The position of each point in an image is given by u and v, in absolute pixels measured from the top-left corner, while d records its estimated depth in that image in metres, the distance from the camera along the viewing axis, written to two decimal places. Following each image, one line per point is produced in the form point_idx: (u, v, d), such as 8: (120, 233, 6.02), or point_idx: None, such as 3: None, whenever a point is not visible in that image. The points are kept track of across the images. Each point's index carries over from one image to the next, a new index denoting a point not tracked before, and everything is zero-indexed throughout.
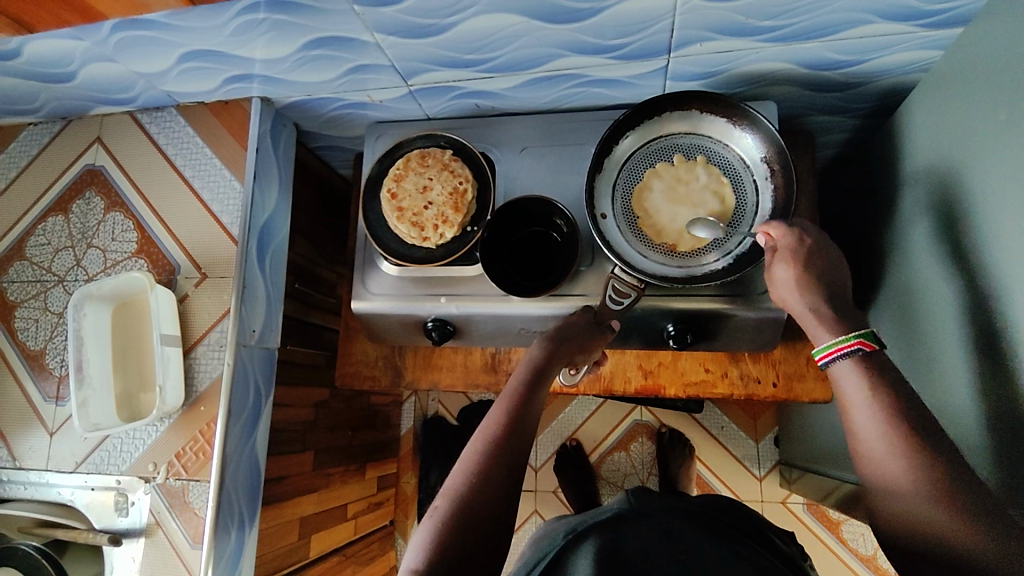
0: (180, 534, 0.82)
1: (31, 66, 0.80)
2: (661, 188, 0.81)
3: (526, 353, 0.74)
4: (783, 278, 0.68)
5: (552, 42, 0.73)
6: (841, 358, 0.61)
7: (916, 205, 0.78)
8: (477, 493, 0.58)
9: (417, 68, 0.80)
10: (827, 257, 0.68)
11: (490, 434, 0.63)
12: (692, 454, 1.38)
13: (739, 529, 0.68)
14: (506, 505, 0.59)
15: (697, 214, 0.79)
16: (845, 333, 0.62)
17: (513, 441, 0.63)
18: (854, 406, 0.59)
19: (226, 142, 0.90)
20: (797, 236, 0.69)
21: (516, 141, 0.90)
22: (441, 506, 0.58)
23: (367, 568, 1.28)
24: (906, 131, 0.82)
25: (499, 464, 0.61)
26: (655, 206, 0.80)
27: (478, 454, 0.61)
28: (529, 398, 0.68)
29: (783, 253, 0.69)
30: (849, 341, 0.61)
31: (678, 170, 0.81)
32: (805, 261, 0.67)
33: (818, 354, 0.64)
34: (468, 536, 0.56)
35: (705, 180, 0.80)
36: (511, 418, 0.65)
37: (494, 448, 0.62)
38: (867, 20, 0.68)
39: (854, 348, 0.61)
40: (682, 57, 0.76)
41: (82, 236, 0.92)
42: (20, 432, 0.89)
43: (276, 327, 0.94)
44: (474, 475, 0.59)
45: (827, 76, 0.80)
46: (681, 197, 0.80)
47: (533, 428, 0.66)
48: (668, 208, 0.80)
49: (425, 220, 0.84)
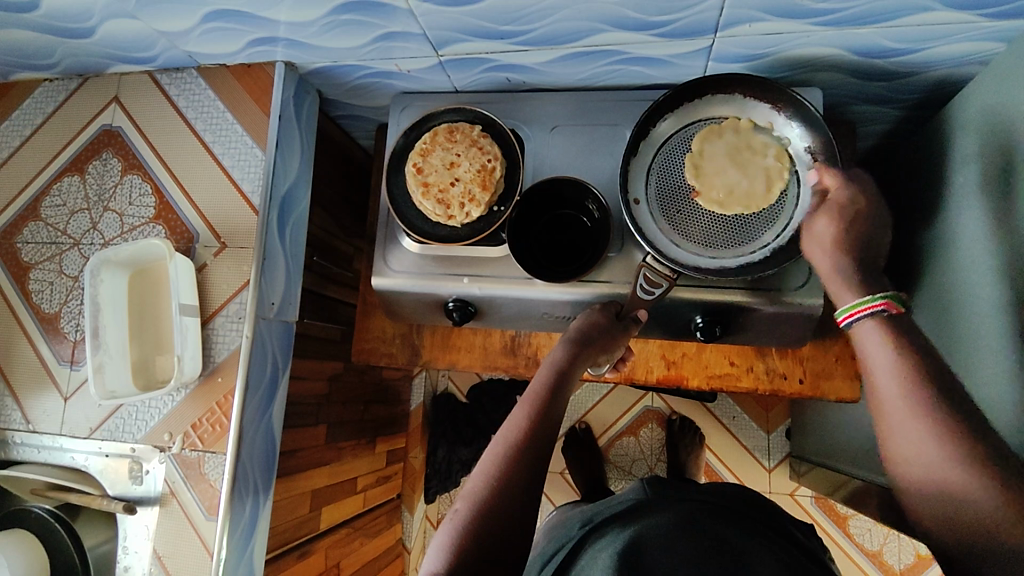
0: (194, 504, 0.81)
1: (49, 20, 0.77)
2: (724, 145, 0.76)
3: (549, 353, 0.73)
4: (822, 234, 0.66)
5: (594, 15, 0.70)
6: (864, 318, 0.59)
7: (961, 205, 0.75)
8: (498, 497, 0.57)
9: (450, 38, 0.76)
10: (877, 219, 0.66)
11: (512, 436, 0.62)
12: (702, 442, 1.37)
13: (766, 525, 0.68)
14: (527, 511, 0.58)
15: (741, 182, 0.75)
16: (872, 294, 0.60)
17: (535, 445, 0.62)
18: (876, 369, 0.57)
19: (247, 107, 0.87)
20: (850, 194, 0.66)
21: (547, 119, 0.87)
22: (463, 509, 0.57)
23: (374, 541, 1.29)
24: (956, 125, 0.78)
25: (521, 468, 0.60)
26: (703, 179, 0.76)
27: (499, 459, 0.60)
28: (552, 398, 0.67)
29: (829, 206, 0.66)
30: (874, 301, 0.59)
31: (748, 140, 0.76)
32: (850, 221, 0.65)
33: (841, 313, 0.62)
34: (487, 543, 0.55)
35: (770, 161, 0.75)
36: (533, 420, 0.64)
37: (516, 453, 0.60)
38: (929, 7, 0.65)
39: (879, 309, 0.59)
40: (728, 38, 0.73)
41: (99, 199, 0.90)
42: (33, 395, 0.88)
43: (294, 299, 0.92)
44: (495, 478, 0.59)
45: (877, 65, 0.77)
46: (739, 163, 0.76)
47: (555, 431, 0.65)
48: (718, 180, 0.76)
49: (451, 197, 0.81)
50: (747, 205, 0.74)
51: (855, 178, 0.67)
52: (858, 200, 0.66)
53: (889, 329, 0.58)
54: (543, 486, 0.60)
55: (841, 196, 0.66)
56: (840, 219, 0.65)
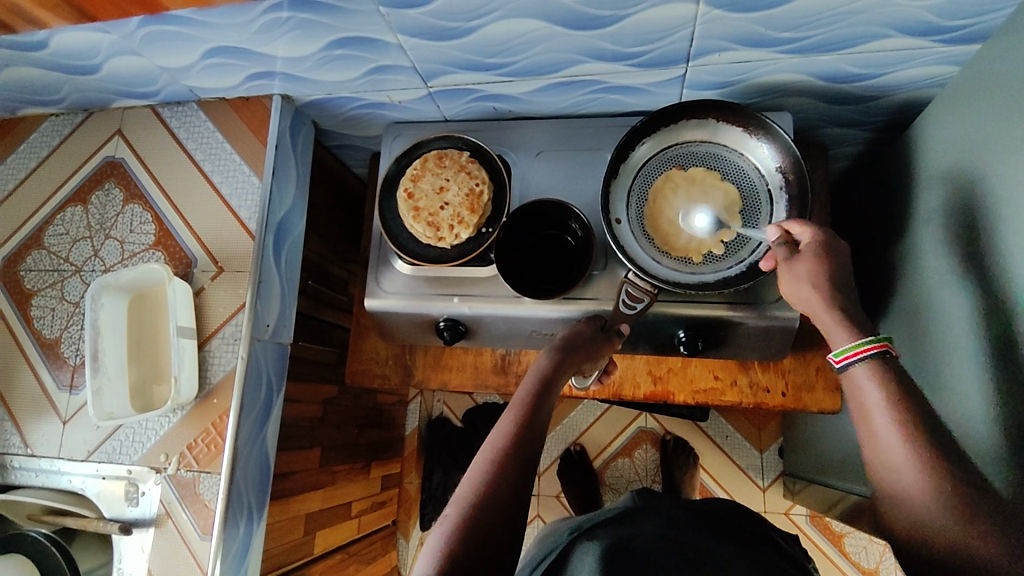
0: (189, 525, 0.82)
1: (57, 58, 0.81)
2: (716, 207, 0.80)
3: (535, 362, 0.75)
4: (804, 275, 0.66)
5: (572, 47, 0.74)
6: (858, 362, 0.59)
7: (927, 221, 0.79)
8: (487, 501, 0.59)
9: (437, 70, 0.81)
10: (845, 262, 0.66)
11: (500, 443, 0.64)
12: (695, 462, 1.40)
13: (747, 531, 0.69)
14: (515, 516, 0.59)
15: (692, 205, 0.81)
16: (868, 336, 0.59)
17: (522, 452, 0.63)
18: (873, 412, 0.57)
19: (245, 137, 0.91)
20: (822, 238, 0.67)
21: (532, 145, 0.91)
22: (452, 513, 0.58)
23: (368, 568, 1.28)
24: (920, 145, 0.82)
25: (509, 473, 0.61)
26: (680, 190, 0.81)
27: (488, 464, 0.62)
28: (539, 406, 0.69)
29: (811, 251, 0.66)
30: (868, 344, 0.59)
31: (712, 220, 0.79)
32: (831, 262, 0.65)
33: (837, 355, 0.61)
34: (476, 544, 0.56)
35: (696, 235, 0.80)
36: (521, 427, 0.66)
37: (503, 460, 0.62)
38: (884, 34, 0.69)
39: (871, 352, 0.58)
40: (699, 66, 0.77)
41: (100, 227, 0.93)
42: (32, 420, 0.89)
43: (290, 322, 0.95)
44: (484, 483, 0.60)
45: (842, 89, 0.81)
46: (702, 215, 0.80)
47: (540, 438, 0.67)
48: (690, 198, 0.81)
49: (441, 220, 0.84)
50: (662, 210, 0.81)
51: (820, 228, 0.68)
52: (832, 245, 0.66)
53: (884, 372, 0.58)
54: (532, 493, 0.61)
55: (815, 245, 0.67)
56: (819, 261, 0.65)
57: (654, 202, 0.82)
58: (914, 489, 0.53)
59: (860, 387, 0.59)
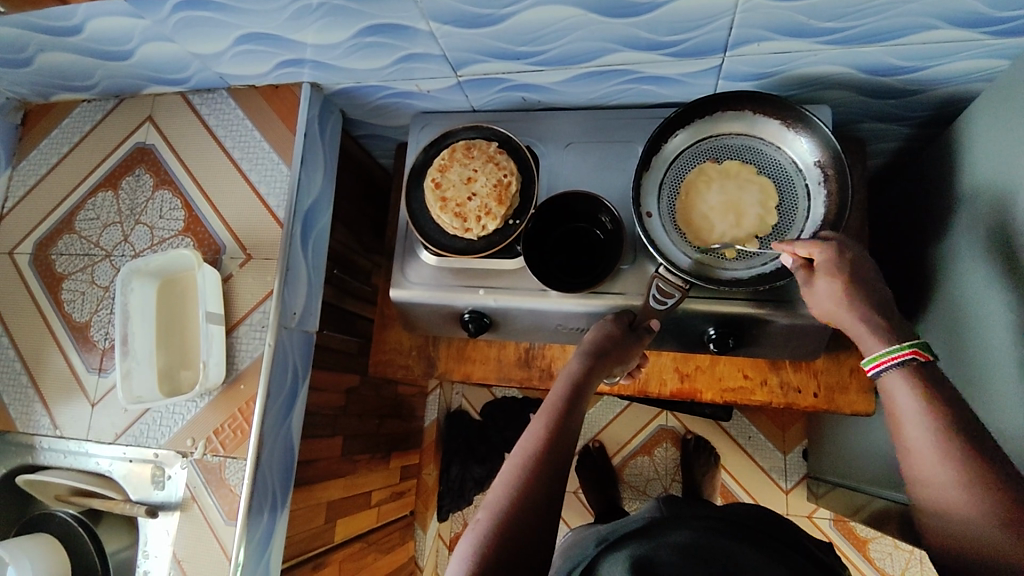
0: (215, 510, 0.82)
1: (91, 43, 0.82)
2: (753, 200, 0.78)
3: (565, 366, 0.74)
4: (826, 292, 0.66)
5: (607, 36, 0.73)
6: (891, 368, 0.60)
7: (970, 219, 0.76)
8: (518, 507, 0.58)
9: (468, 59, 0.80)
10: (867, 273, 0.66)
11: (531, 447, 0.63)
12: (716, 462, 1.37)
13: (779, 541, 0.67)
14: (546, 521, 0.58)
15: (728, 199, 0.79)
16: (899, 342, 0.60)
17: (555, 457, 0.63)
18: (904, 416, 0.57)
19: (275, 125, 0.91)
20: (836, 250, 0.66)
21: (561, 136, 0.90)
22: (484, 519, 0.58)
23: (386, 558, 1.28)
24: (964, 141, 0.80)
25: (541, 478, 0.60)
26: (714, 184, 0.79)
27: (519, 469, 0.61)
28: (570, 410, 0.68)
29: (824, 266, 0.66)
30: (901, 350, 0.60)
31: (749, 213, 0.78)
32: (849, 276, 0.65)
33: (868, 363, 0.62)
34: (509, 550, 0.55)
35: (732, 231, 0.78)
36: (551, 431, 0.65)
37: (533, 464, 0.61)
38: (932, 25, 0.67)
39: (909, 357, 0.59)
40: (737, 57, 0.75)
41: (130, 213, 0.94)
42: (62, 402, 0.90)
43: (315, 310, 0.95)
44: (515, 488, 0.59)
45: (884, 83, 0.79)
46: (738, 209, 0.78)
47: (571, 442, 0.65)
48: (724, 191, 0.79)
49: (468, 211, 0.83)
50: (696, 206, 0.79)
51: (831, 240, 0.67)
52: (844, 255, 0.66)
53: (919, 379, 0.58)
54: (563, 496, 0.61)
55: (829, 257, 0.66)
56: (838, 279, 0.65)
57: (687, 197, 0.80)
58: (944, 492, 0.53)
59: (890, 393, 0.59)
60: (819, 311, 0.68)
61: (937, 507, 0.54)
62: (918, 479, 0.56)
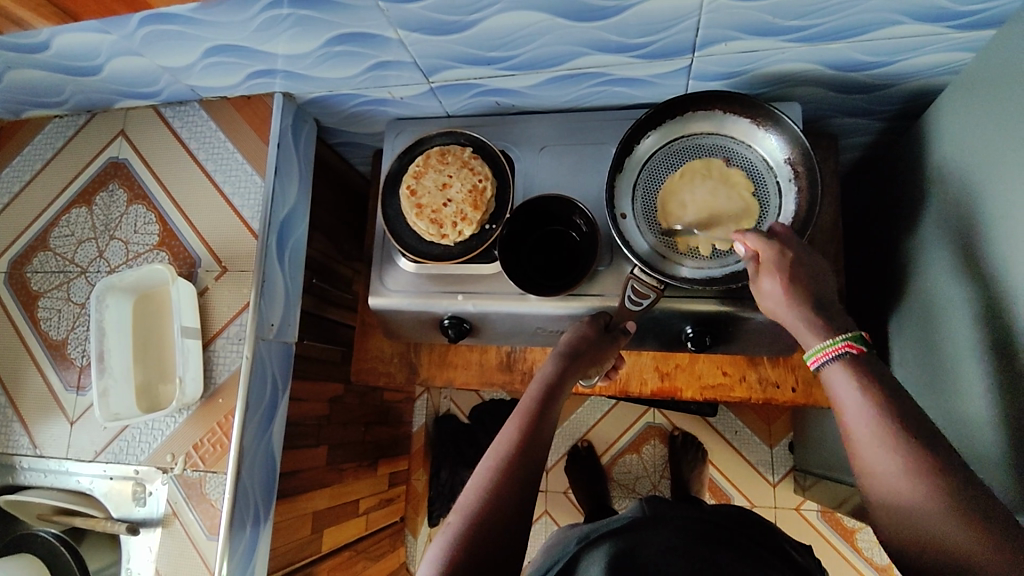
0: (196, 525, 0.82)
1: (59, 59, 0.81)
2: (730, 205, 0.78)
3: (540, 368, 0.74)
4: (772, 292, 0.66)
5: (575, 39, 0.73)
6: (832, 362, 0.59)
7: (939, 211, 0.77)
8: (491, 510, 0.58)
9: (439, 66, 0.80)
10: (814, 268, 0.66)
11: (504, 449, 0.63)
12: (704, 458, 1.38)
13: (757, 543, 0.67)
14: (520, 526, 0.58)
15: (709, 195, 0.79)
16: (833, 337, 0.60)
17: (527, 458, 0.63)
18: (846, 408, 0.56)
19: (247, 136, 0.91)
20: (776, 247, 0.66)
21: (536, 140, 0.90)
22: (456, 522, 0.58)
23: (376, 565, 1.28)
24: (932, 134, 0.80)
25: (512, 480, 0.61)
26: (698, 181, 0.80)
27: (491, 471, 0.61)
28: (544, 412, 0.68)
29: (768, 264, 0.66)
30: (838, 343, 0.59)
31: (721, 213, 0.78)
32: (793, 274, 0.65)
33: (810, 359, 0.62)
34: (481, 553, 0.55)
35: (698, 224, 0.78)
36: (524, 432, 0.65)
37: (506, 467, 0.61)
38: (896, 21, 0.68)
39: (842, 351, 0.59)
40: (706, 57, 0.76)
41: (105, 228, 0.93)
42: (41, 421, 0.90)
43: (293, 321, 0.95)
44: (487, 491, 0.60)
45: (853, 78, 0.80)
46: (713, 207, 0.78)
47: (545, 444, 0.66)
48: (708, 189, 0.79)
49: (443, 217, 0.83)
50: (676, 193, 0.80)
51: (775, 234, 0.68)
52: (786, 253, 0.66)
53: (858, 370, 0.57)
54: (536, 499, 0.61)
55: (771, 252, 0.66)
56: (782, 278, 0.65)
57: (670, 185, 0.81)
58: (895, 485, 0.52)
59: (834, 388, 0.58)
60: (764, 306, 0.68)
61: (888, 496, 0.52)
62: (863, 470, 0.55)
